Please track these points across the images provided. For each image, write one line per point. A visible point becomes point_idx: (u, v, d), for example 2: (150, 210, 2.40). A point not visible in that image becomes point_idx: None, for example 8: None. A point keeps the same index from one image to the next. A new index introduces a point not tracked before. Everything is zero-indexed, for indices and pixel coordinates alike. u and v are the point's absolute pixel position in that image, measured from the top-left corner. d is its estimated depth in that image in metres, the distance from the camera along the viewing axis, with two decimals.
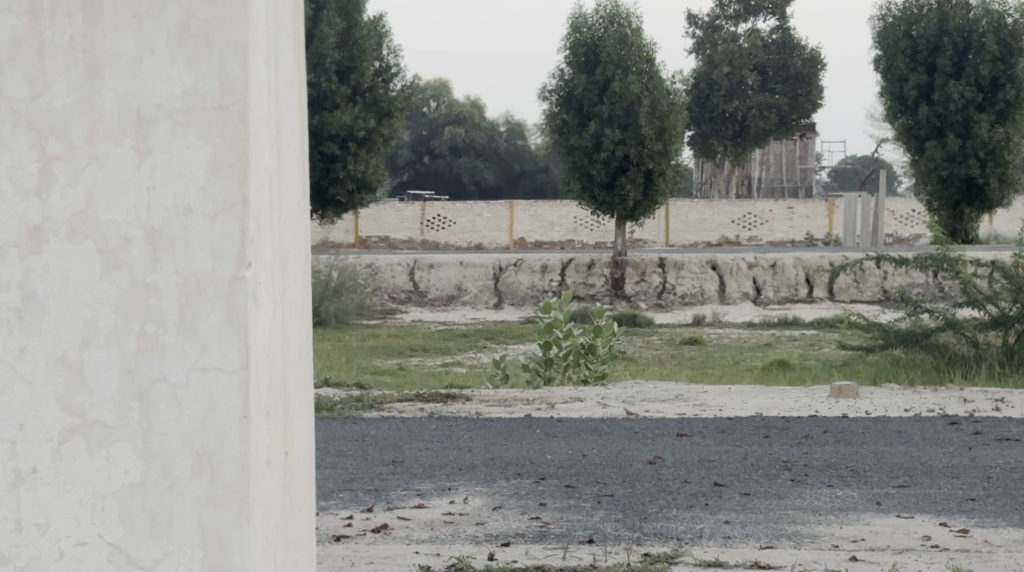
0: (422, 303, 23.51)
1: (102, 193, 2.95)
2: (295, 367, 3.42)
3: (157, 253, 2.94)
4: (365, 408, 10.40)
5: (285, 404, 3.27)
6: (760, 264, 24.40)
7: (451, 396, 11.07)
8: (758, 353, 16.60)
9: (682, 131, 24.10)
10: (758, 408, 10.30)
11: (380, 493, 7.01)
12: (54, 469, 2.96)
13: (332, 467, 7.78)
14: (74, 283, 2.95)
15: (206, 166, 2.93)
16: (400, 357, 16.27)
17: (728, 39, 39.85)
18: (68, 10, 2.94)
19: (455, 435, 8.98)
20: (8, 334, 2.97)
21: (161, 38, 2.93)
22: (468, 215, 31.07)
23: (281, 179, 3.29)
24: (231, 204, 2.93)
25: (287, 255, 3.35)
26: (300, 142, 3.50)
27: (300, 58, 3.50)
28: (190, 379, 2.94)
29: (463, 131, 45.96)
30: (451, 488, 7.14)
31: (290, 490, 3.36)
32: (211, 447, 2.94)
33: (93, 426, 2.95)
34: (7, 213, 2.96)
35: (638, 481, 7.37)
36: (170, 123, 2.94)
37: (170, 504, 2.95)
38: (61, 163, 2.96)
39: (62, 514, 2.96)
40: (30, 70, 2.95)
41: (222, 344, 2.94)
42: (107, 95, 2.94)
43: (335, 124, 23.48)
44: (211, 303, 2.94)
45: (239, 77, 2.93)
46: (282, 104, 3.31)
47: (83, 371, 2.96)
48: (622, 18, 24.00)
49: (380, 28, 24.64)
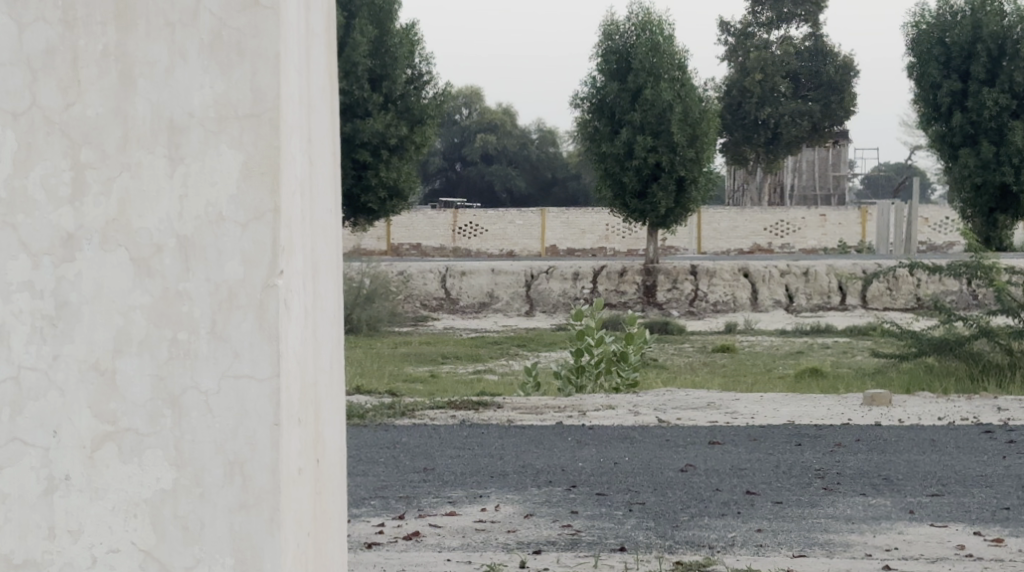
0: (453, 310, 23.58)
1: (135, 202, 2.96)
2: (328, 376, 3.43)
3: (189, 261, 2.96)
4: (396, 415, 10.43)
5: (316, 412, 3.28)
6: (793, 271, 24.35)
7: (482, 403, 11.07)
8: (790, 361, 16.53)
9: (715, 138, 24.02)
10: (790, 417, 10.27)
11: (412, 501, 7.01)
12: (87, 476, 2.97)
13: (364, 475, 7.78)
14: (106, 290, 2.97)
15: (237, 173, 2.94)
16: (433, 364, 16.29)
17: (760, 46, 39.75)
18: (101, 20, 2.95)
19: (487, 442, 8.98)
20: (41, 343, 2.98)
21: (194, 47, 2.95)
22: (499, 222, 31.11)
23: (312, 184, 3.30)
24: (262, 212, 2.94)
25: (319, 260, 3.35)
26: (333, 151, 3.51)
27: (331, 64, 3.50)
28: (222, 387, 2.95)
29: (495, 138, 46.07)
30: (483, 496, 7.14)
31: (323, 499, 3.37)
32: (243, 454, 2.95)
33: (124, 434, 2.97)
34: (41, 222, 2.98)
35: (670, 489, 7.35)
36: (202, 131, 2.95)
37: (202, 511, 2.96)
38: (94, 171, 2.97)
39: (94, 521, 2.97)
40: (64, 79, 2.97)
41: (254, 351, 2.95)
42: (139, 104, 2.96)
43: (367, 131, 23.58)
44: (242, 310, 2.95)
45: (272, 86, 2.95)
46: (314, 113, 3.32)
47: (116, 378, 2.97)
48: (654, 25, 24.14)
49: (413, 36, 24.69)
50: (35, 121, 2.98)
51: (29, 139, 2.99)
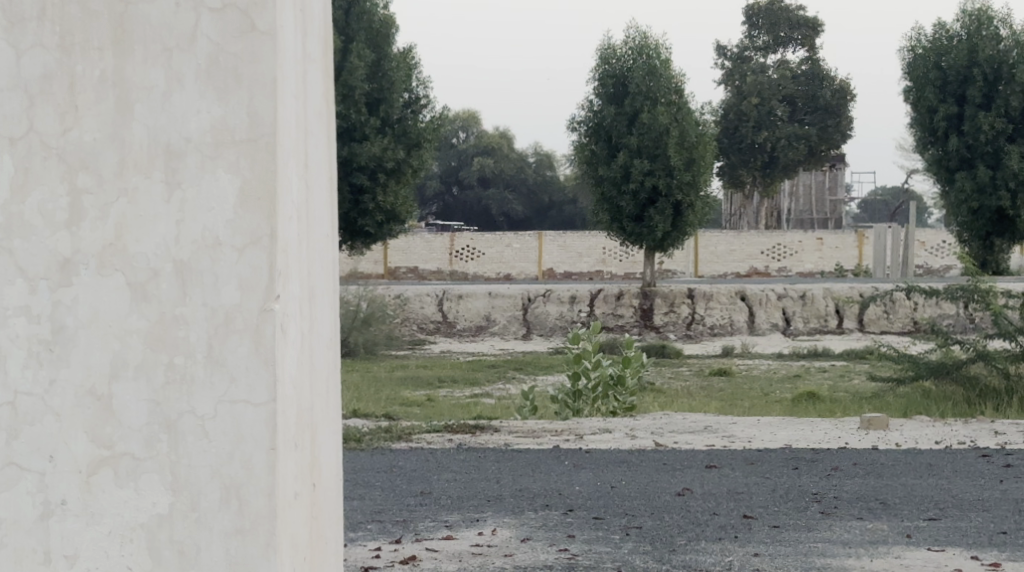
0: (450, 333, 23.54)
1: (132, 226, 3.01)
2: (324, 400, 3.44)
3: (186, 285, 3.00)
4: (393, 439, 10.42)
5: (312, 437, 3.28)
6: (790, 295, 24.36)
7: (479, 427, 11.05)
8: (787, 385, 16.52)
9: (711, 162, 24.05)
10: (788, 440, 10.27)
11: (408, 525, 7.00)
12: (81, 501, 3.01)
13: (360, 498, 7.77)
14: (103, 314, 3.01)
15: (234, 200, 2.99)
16: (430, 388, 16.25)
17: (757, 70, 39.88)
18: (98, 44, 3.00)
19: (483, 466, 8.97)
20: (38, 366, 3.02)
21: (190, 72, 3.00)
22: (497, 245, 31.11)
23: (310, 209, 3.32)
24: (258, 236, 2.99)
25: (315, 288, 3.37)
26: (329, 178, 3.51)
27: (328, 89, 3.52)
28: (218, 412, 2.99)
29: (492, 161, 46.19)
30: (480, 519, 7.13)
31: (319, 526, 3.37)
32: (238, 478, 2.99)
33: (120, 459, 3.00)
34: (38, 245, 3.01)
35: (668, 513, 7.33)
36: (198, 157, 3.00)
37: (197, 536, 2.99)
38: (90, 197, 3.01)
39: (89, 545, 3.01)
40: (61, 105, 3.02)
41: (249, 376, 2.99)
42: (136, 129, 3.00)
43: (364, 155, 23.57)
44: (238, 334, 2.99)
45: (268, 111, 2.99)
46: (311, 134, 3.35)
47: (112, 403, 3.01)
48: (651, 50, 24.25)
49: (410, 60, 24.74)
50: (31, 145, 3.02)
51: (25, 164, 3.03)
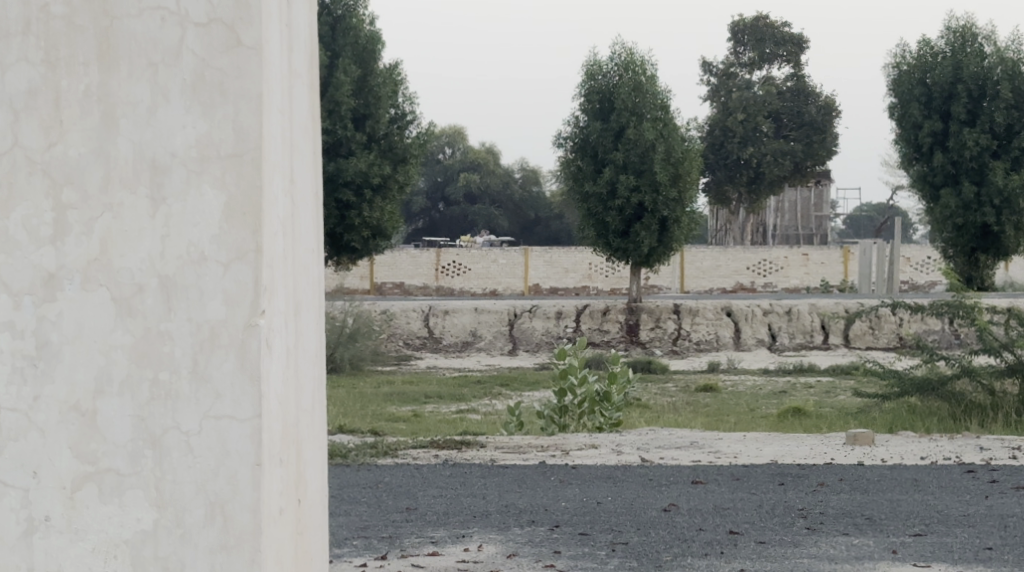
0: (436, 349, 23.51)
1: (116, 239, 3.05)
2: (310, 415, 3.44)
3: (170, 300, 3.05)
4: (380, 454, 10.41)
5: (299, 451, 3.29)
6: (776, 311, 24.44)
7: (465, 442, 11.05)
8: (773, 400, 16.52)
9: (697, 177, 24.09)
10: (774, 455, 10.29)
11: (394, 540, 7.00)
12: (65, 517, 3.05)
13: (346, 514, 7.77)
14: (87, 333, 3.05)
15: (220, 214, 3.03)
16: (416, 403, 16.22)
17: (742, 86, 40.07)
18: (84, 60, 3.04)
19: (469, 481, 8.98)
20: (21, 383, 3.07)
21: (175, 88, 3.04)
22: (482, 261, 31.11)
23: (296, 224, 3.33)
24: (244, 251, 3.03)
25: (301, 300, 3.37)
26: (317, 193, 3.53)
27: (315, 105, 3.52)
28: (202, 428, 3.04)
29: (478, 178, 46.26)
30: (466, 534, 7.14)
31: (306, 540, 3.39)
32: (223, 494, 3.03)
33: (104, 475, 3.05)
34: (23, 264, 3.06)
35: (653, 528, 7.35)
36: (184, 171, 3.04)
37: (182, 553, 3.04)
38: (75, 212, 3.06)
39: (74, 560, 3.05)
40: (46, 120, 3.06)
41: (236, 393, 3.04)
42: (121, 144, 3.05)
43: (350, 171, 23.56)
44: (224, 349, 3.04)
45: (253, 125, 3.04)
46: (298, 148, 3.35)
47: (96, 419, 3.05)
48: (636, 66, 24.27)
49: (396, 76, 24.74)
50: (16, 160, 3.07)
51: (9, 179, 3.07)
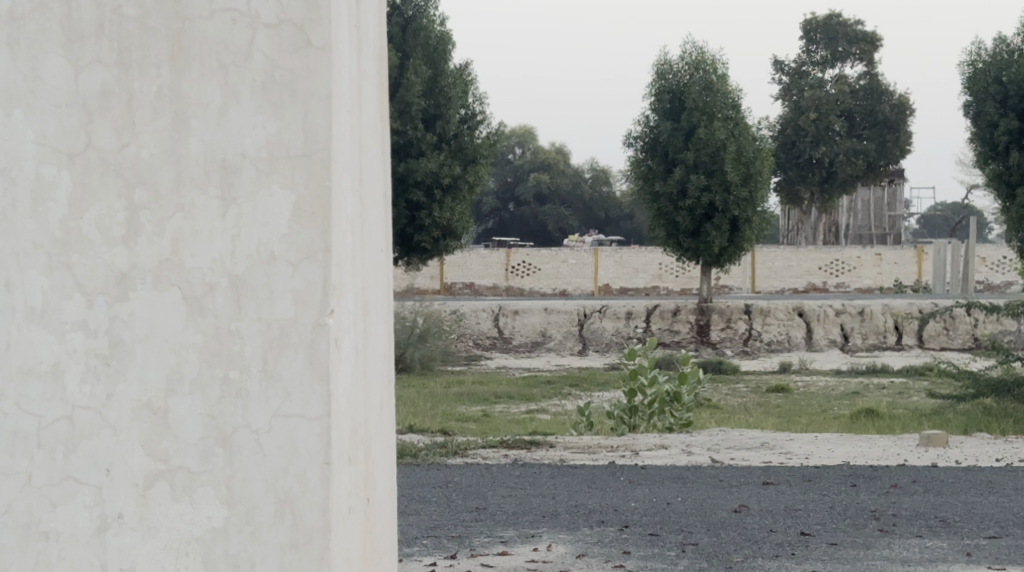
0: (506, 349, 23.51)
1: (187, 241, 3.08)
2: (378, 418, 3.46)
3: (241, 299, 3.08)
4: (448, 454, 10.42)
5: (367, 451, 3.30)
6: (848, 311, 24.22)
7: (534, 442, 11.05)
8: (846, 402, 16.37)
9: (768, 177, 23.93)
10: (846, 457, 10.20)
11: (463, 540, 7.00)
12: (138, 515, 3.08)
13: (415, 513, 7.78)
14: (160, 329, 3.08)
15: (290, 214, 3.06)
16: (485, 403, 16.23)
17: (815, 85, 39.52)
18: (156, 60, 3.07)
19: (539, 481, 8.96)
20: (94, 380, 3.10)
21: (246, 90, 3.07)
22: (552, 261, 31.05)
23: (364, 225, 3.34)
24: (313, 251, 3.05)
25: (370, 302, 3.38)
26: (385, 192, 3.55)
27: (383, 106, 3.54)
28: (272, 425, 3.06)
29: (548, 177, 46.20)
30: (535, 534, 7.13)
31: (375, 538, 3.40)
32: (293, 492, 3.06)
33: (176, 472, 3.08)
34: (95, 262, 3.09)
35: (723, 529, 7.31)
36: (254, 170, 3.07)
37: (253, 551, 3.07)
38: (148, 212, 3.08)
39: (147, 558, 3.08)
40: (119, 121, 3.09)
41: (305, 392, 3.06)
42: (192, 145, 3.07)
43: (420, 171, 23.63)
44: (293, 350, 3.06)
45: (322, 127, 3.06)
46: (366, 150, 3.36)
47: (169, 418, 3.08)
48: (706, 65, 24.24)
49: (466, 76, 24.77)
50: (90, 161, 3.10)
51: (83, 179, 3.10)
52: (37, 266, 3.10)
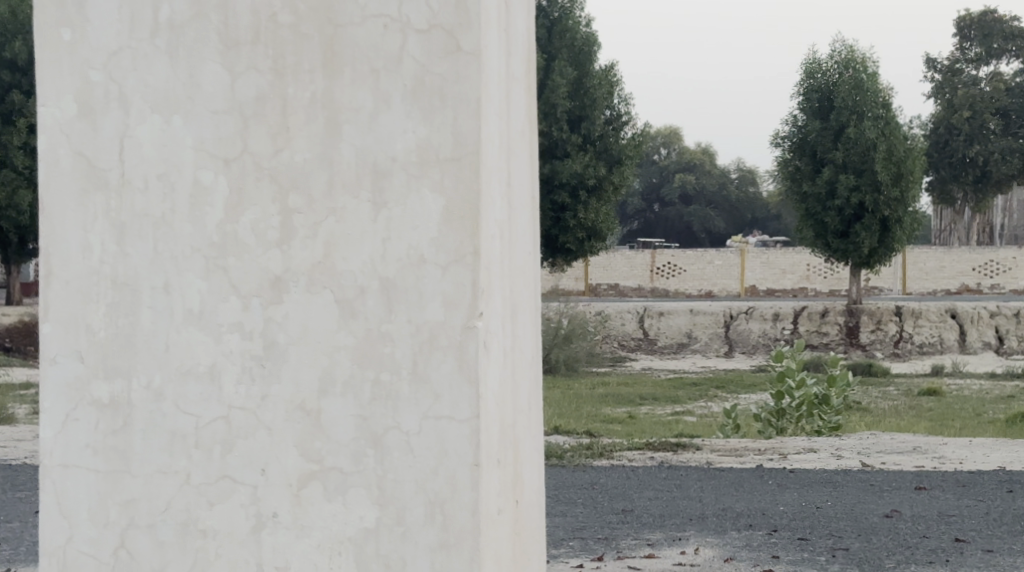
0: (651, 350, 23.45)
1: (339, 244, 3.12)
2: (527, 420, 3.46)
3: (392, 302, 3.11)
4: (595, 456, 10.42)
5: (516, 453, 3.31)
6: (1003, 313, 23.53)
7: (680, 445, 10.99)
8: (1001, 405, 16.01)
9: (920, 177, 23.47)
10: (1002, 463, 9.96)
11: (610, 542, 6.99)
12: (292, 514, 3.14)
13: (562, 515, 7.79)
14: (312, 331, 3.13)
15: (439, 218, 3.09)
16: (631, 405, 16.20)
17: (968, 82, 38.72)
18: (309, 66, 3.12)
19: (686, 484, 8.92)
20: (250, 381, 3.15)
21: (397, 93, 3.10)
22: (698, 262, 30.90)
23: (514, 228, 3.35)
24: (462, 253, 3.08)
25: (519, 305, 3.39)
26: (534, 197, 3.56)
27: (532, 110, 3.55)
28: (423, 427, 3.09)
29: (694, 178, 45.90)
30: (682, 538, 7.09)
31: (523, 539, 3.41)
32: (444, 493, 3.08)
33: (329, 473, 3.12)
34: (250, 265, 3.15)
35: (874, 534, 7.20)
36: (405, 175, 3.10)
37: (404, 551, 3.10)
38: (301, 216, 3.13)
39: (300, 557, 3.13)
40: (273, 127, 3.14)
41: (455, 394, 3.09)
42: (344, 150, 3.12)
43: (565, 173, 23.70)
44: (443, 352, 3.09)
45: (473, 129, 3.08)
46: (515, 153, 3.37)
47: (321, 418, 3.13)
48: (857, 64, 23.90)
49: (612, 78, 24.74)
50: (246, 167, 3.15)
51: (238, 184, 3.16)
52: (194, 270, 3.17)
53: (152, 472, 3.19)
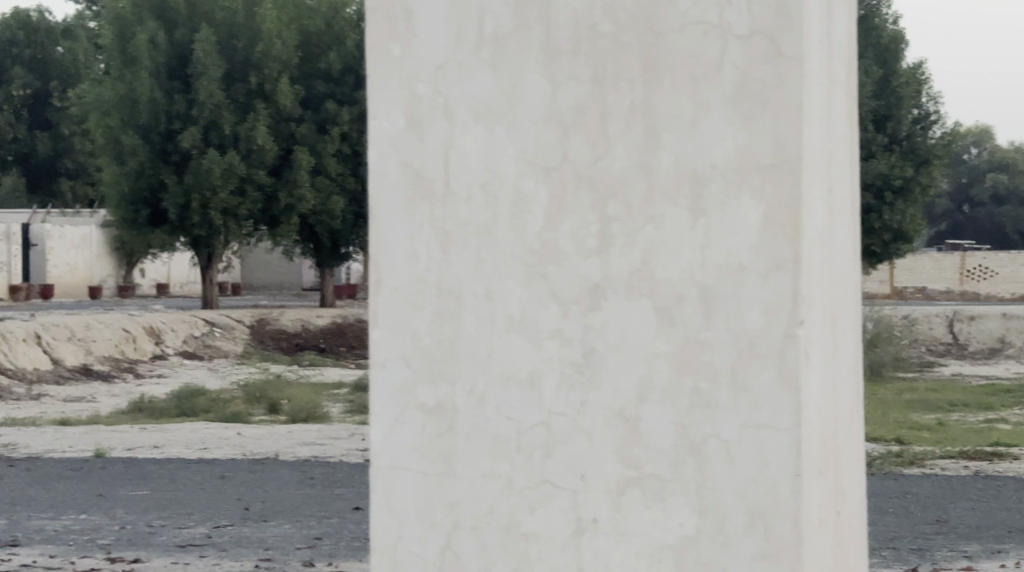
0: (961, 355, 22.67)
1: (658, 252, 3.13)
2: (847, 429, 3.39)
3: (711, 311, 3.09)
4: (905, 464, 10.11)
5: (837, 462, 3.25)
6: None
7: (997, 455, 10.56)
8: None
9: None
10: None
11: (925, 553, 6.78)
12: (611, 519, 3.16)
13: (874, 525, 7.60)
14: (631, 338, 3.14)
15: (759, 224, 3.06)
16: (942, 412, 15.66)
17: None
18: (628, 76, 3.14)
19: (1003, 495, 8.58)
20: (570, 388, 3.19)
21: (716, 99, 3.09)
22: (1011, 264, 29.66)
23: (834, 234, 3.29)
24: (783, 261, 3.04)
25: (840, 313, 3.33)
26: (854, 201, 3.49)
27: (853, 112, 3.48)
28: (744, 436, 3.07)
29: (1007, 178, 43.99)
30: (1002, 551, 6.82)
31: (844, 552, 3.34)
32: (764, 502, 3.05)
33: (647, 479, 3.14)
34: (569, 273, 3.18)
35: None
36: (723, 182, 3.08)
37: (725, 560, 3.08)
38: (619, 223, 3.15)
39: (620, 562, 3.16)
40: (593, 135, 3.16)
41: (775, 403, 3.05)
42: (663, 157, 3.12)
43: (870, 174, 23.14)
44: (763, 360, 3.06)
45: (794, 134, 3.04)
46: (835, 158, 3.31)
47: (639, 426, 3.14)
48: None
49: (920, 76, 24.02)
50: (565, 176, 3.19)
51: (558, 194, 3.19)
52: (515, 278, 3.22)
53: (477, 475, 3.26)
